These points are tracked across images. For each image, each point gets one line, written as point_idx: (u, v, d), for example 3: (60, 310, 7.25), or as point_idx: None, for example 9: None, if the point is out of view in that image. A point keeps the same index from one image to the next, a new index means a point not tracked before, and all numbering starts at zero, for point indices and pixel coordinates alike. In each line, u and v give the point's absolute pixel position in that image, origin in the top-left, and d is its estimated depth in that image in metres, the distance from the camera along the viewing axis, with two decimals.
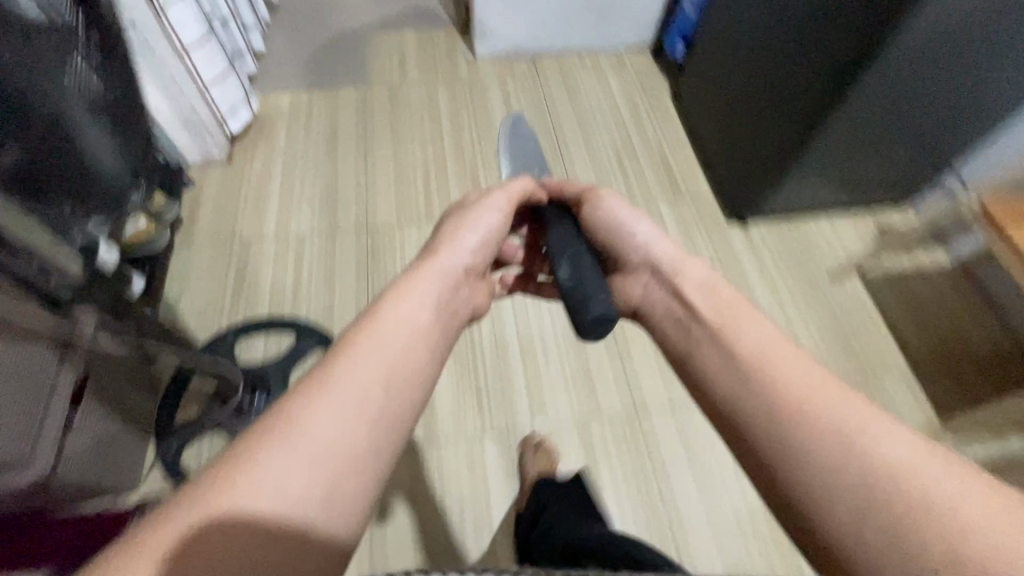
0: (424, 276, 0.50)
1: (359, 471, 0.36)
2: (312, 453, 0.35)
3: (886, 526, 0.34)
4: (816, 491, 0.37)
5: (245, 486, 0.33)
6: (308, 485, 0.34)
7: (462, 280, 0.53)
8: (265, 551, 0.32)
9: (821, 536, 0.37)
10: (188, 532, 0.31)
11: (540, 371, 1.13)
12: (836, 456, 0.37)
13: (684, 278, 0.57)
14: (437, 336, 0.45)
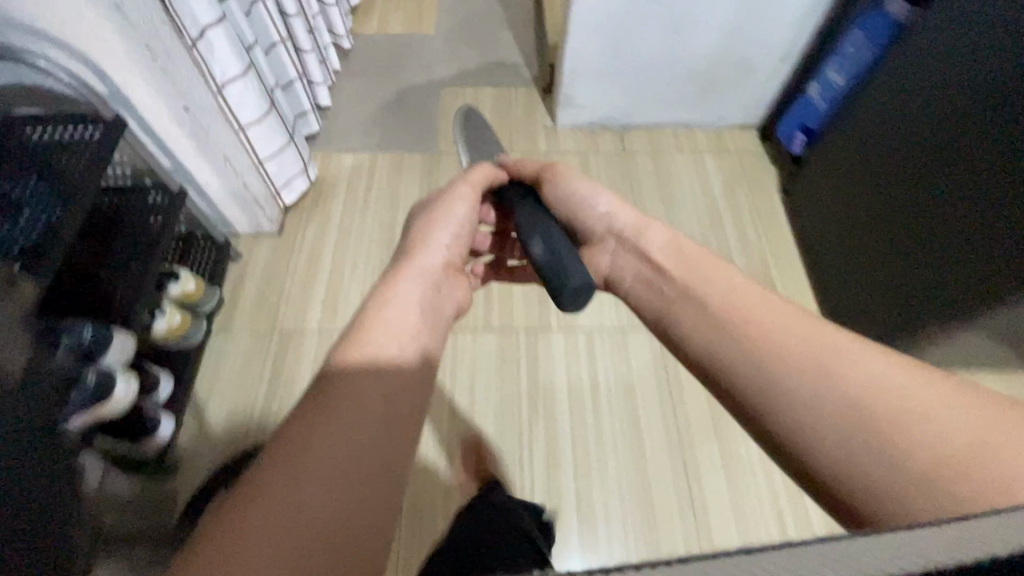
0: (404, 279, 0.57)
1: (372, 455, 0.42)
2: (330, 437, 0.42)
3: (876, 437, 0.41)
4: (801, 422, 0.45)
5: (286, 482, 0.39)
6: (337, 461, 0.41)
7: (442, 276, 0.62)
8: (319, 523, 0.38)
9: (821, 463, 0.43)
10: (246, 524, 0.37)
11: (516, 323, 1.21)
12: (786, 362, 0.47)
13: (647, 243, 0.66)
14: (425, 332, 0.54)
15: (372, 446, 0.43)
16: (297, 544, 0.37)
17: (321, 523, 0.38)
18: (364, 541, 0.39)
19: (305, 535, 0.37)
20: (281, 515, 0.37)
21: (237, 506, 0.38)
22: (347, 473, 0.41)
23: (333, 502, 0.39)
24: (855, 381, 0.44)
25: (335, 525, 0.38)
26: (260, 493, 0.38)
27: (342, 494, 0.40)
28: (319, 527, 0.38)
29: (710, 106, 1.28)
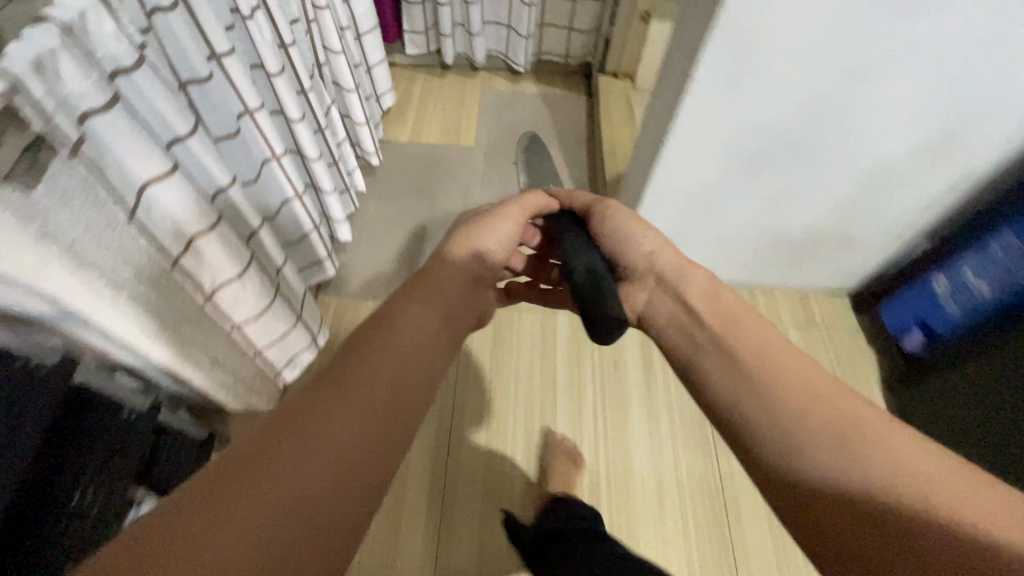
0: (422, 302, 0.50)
1: (373, 422, 0.40)
2: (347, 402, 0.40)
3: (879, 508, 0.38)
4: (811, 486, 0.41)
5: (272, 454, 0.36)
6: (341, 424, 0.39)
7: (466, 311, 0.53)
8: (308, 496, 0.36)
9: (805, 516, 0.41)
10: (247, 474, 0.35)
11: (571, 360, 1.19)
12: (817, 413, 0.43)
13: (689, 291, 0.55)
14: (420, 352, 0.46)
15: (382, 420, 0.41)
16: (261, 515, 0.34)
17: (306, 502, 0.35)
18: (338, 524, 0.36)
19: (270, 499, 0.35)
20: (271, 485, 0.35)
21: (236, 470, 0.35)
22: (348, 459, 0.38)
23: (324, 468, 0.37)
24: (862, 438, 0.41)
25: (315, 496, 0.36)
26: (241, 460, 0.36)
27: (349, 447, 0.38)
28: (307, 507, 0.35)
29: (800, 273, 1.26)
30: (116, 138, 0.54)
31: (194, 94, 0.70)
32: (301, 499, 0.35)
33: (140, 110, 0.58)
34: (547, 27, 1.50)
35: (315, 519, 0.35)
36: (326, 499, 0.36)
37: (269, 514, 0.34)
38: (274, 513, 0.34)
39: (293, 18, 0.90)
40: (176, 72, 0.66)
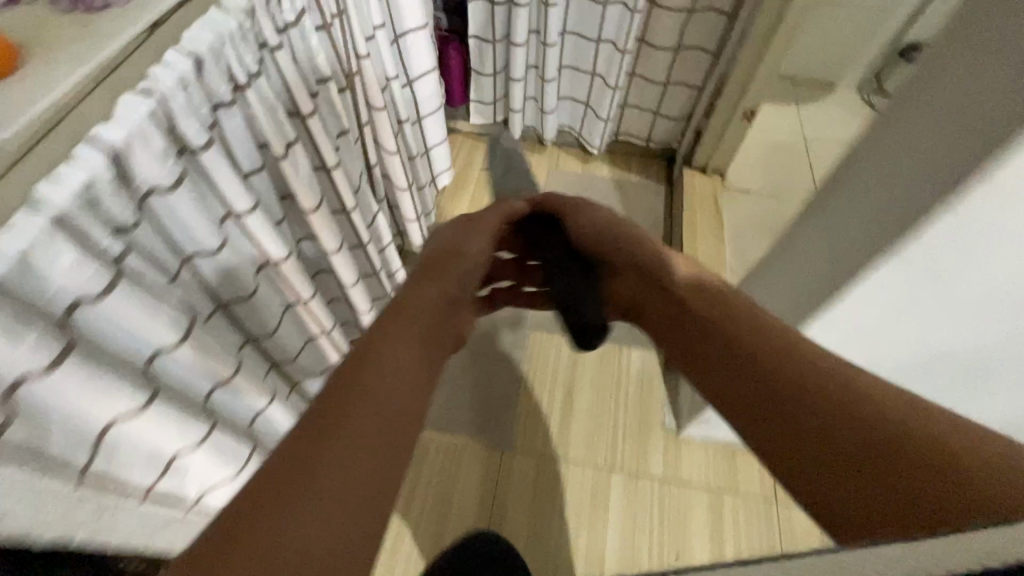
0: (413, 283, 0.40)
1: (402, 384, 0.32)
2: (363, 379, 0.31)
3: (839, 392, 0.31)
4: (749, 386, 0.35)
5: (289, 480, 0.26)
6: (367, 401, 0.30)
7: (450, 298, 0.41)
8: (366, 493, 0.27)
9: (760, 421, 0.34)
10: (269, 514, 0.25)
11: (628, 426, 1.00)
12: (740, 315, 0.38)
13: (671, 261, 0.44)
14: (415, 334, 0.36)
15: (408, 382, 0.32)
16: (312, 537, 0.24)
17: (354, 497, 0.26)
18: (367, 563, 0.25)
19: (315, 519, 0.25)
20: (315, 504, 0.25)
21: (220, 551, 0.24)
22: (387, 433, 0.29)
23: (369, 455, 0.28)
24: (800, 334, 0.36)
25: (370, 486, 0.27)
26: (260, 502, 0.25)
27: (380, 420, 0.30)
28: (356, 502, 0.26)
29: None
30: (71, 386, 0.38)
31: (200, 271, 0.51)
32: (351, 495, 0.26)
33: (100, 347, 0.41)
34: (626, 108, 1.22)
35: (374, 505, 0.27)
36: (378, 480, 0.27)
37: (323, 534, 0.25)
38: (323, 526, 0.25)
39: (340, 131, 0.72)
40: (174, 248, 0.48)
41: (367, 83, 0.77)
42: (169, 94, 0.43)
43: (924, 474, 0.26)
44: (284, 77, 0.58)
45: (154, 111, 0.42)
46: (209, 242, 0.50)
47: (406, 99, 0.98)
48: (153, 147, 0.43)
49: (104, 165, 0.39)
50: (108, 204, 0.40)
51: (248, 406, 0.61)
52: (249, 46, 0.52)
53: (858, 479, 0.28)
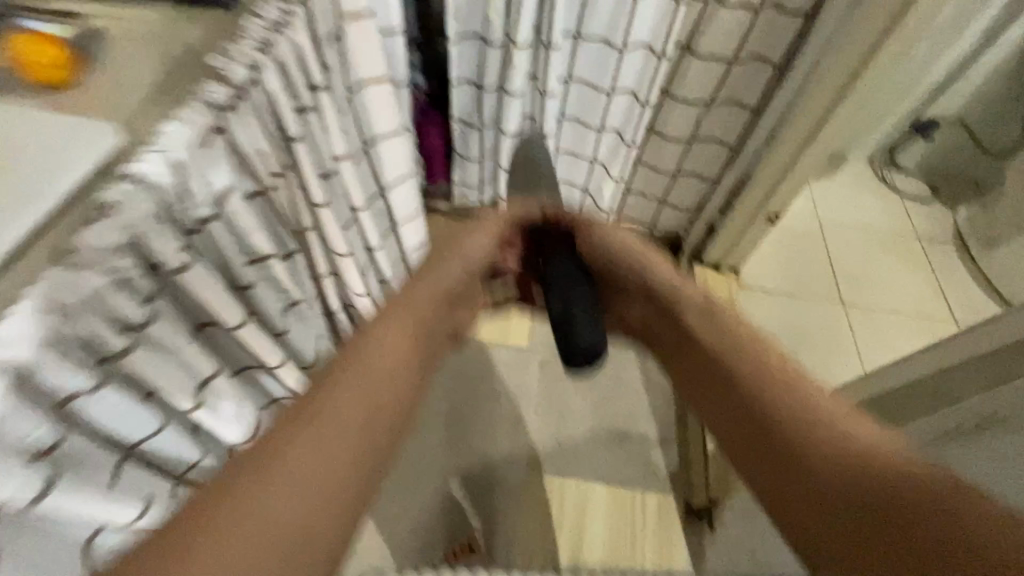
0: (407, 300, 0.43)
1: (364, 428, 0.37)
2: (326, 434, 0.36)
3: (826, 451, 0.36)
4: (746, 404, 0.40)
5: (253, 511, 0.33)
6: (329, 450, 0.35)
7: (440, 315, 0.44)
8: (307, 527, 0.33)
9: (740, 424, 0.40)
10: (227, 535, 0.32)
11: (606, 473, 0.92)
12: (754, 350, 0.41)
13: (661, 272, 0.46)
14: (388, 367, 0.39)
15: (370, 414, 0.37)
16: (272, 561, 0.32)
17: (303, 524, 0.33)
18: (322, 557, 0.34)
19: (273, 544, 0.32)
20: (255, 533, 0.32)
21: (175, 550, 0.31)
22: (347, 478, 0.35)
23: (315, 497, 0.34)
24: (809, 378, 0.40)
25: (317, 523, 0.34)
26: (214, 528, 0.32)
27: (338, 471, 0.35)
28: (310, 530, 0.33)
29: None
30: None
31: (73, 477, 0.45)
32: (305, 526, 0.33)
33: None
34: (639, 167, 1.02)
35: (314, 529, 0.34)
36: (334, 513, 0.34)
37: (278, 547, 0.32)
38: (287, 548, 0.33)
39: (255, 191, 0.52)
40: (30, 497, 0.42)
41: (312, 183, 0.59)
42: (108, 257, 0.41)
43: (877, 532, 0.33)
44: (223, 244, 0.52)
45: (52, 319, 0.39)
46: (133, 363, 0.46)
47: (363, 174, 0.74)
48: (126, 288, 0.44)
49: (53, 325, 0.39)
50: (58, 368, 0.41)
51: None
52: (173, 220, 0.46)
53: (834, 518, 0.35)
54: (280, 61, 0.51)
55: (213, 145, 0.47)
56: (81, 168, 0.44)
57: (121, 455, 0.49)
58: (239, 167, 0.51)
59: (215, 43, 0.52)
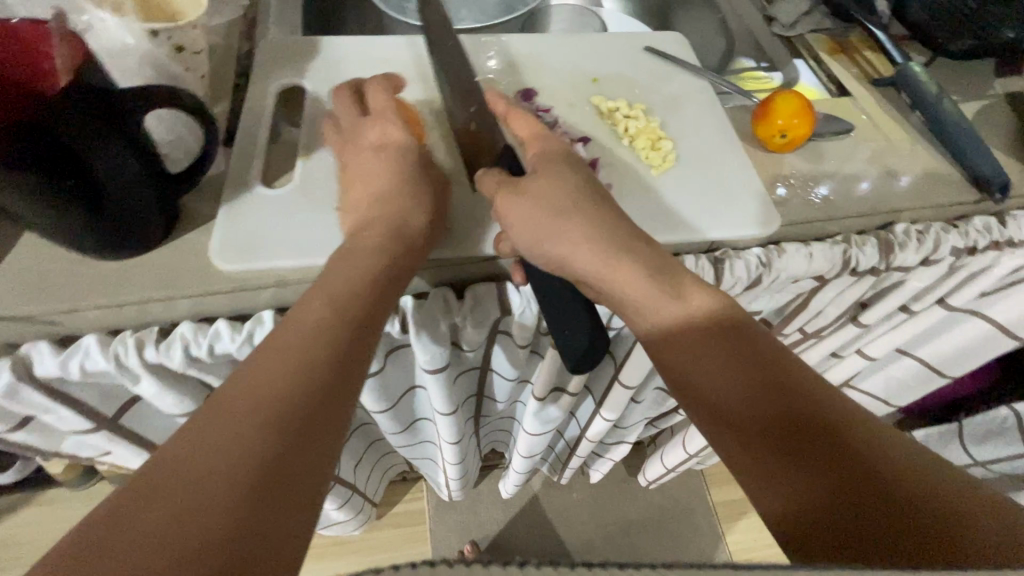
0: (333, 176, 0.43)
1: (316, 339, 0.34)
2: (254, 374, 0.32)
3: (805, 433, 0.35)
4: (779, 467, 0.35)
5: (165, 486, 0.26)
6: (262, 384, 0.31)
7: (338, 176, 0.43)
8: (244, 478, 0.27)
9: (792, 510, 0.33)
10: (137, 513, 0.25)
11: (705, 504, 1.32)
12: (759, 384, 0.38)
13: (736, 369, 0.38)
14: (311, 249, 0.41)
15: (315, 333, 0.35)
16: (202, 545, 0.24)
17: (261, 467, 0.28)
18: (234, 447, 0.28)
19: (196, 523, 0.25)
20: (180, 513, 0.25)
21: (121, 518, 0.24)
22: (284, 416, 0.30)
23: (265, 445, 0.29)
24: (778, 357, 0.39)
25: (270, 471, 0.28)
26: (121, 510, 0.25)
27: (284, 405, 0.31)
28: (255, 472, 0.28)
29: None
30: (379, 387, 0.57)
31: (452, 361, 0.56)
32: (242, 490, 0.27)
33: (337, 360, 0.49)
34: None
35: (268, 499, 0.27)
36: (292, 463, 0.29)
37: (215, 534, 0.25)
38: (242, 519, 0.26)
39: (850, 266, 0.52)
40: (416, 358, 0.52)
41: (907, 283, 0.56)
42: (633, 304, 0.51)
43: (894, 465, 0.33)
44: None
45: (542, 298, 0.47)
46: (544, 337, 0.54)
47: (879, 328, 0.68)
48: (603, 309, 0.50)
49: (537, 310, 0.48)
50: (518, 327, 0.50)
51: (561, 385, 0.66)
52: None
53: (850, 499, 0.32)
54: (973, 248, 0.54)
55: (820, 258, 0.50)
56: (721, 223, 0.49)
57: (482, 368, 0.64)
58: (814, 280, 0.53)
59: (896, 193, 0.52)
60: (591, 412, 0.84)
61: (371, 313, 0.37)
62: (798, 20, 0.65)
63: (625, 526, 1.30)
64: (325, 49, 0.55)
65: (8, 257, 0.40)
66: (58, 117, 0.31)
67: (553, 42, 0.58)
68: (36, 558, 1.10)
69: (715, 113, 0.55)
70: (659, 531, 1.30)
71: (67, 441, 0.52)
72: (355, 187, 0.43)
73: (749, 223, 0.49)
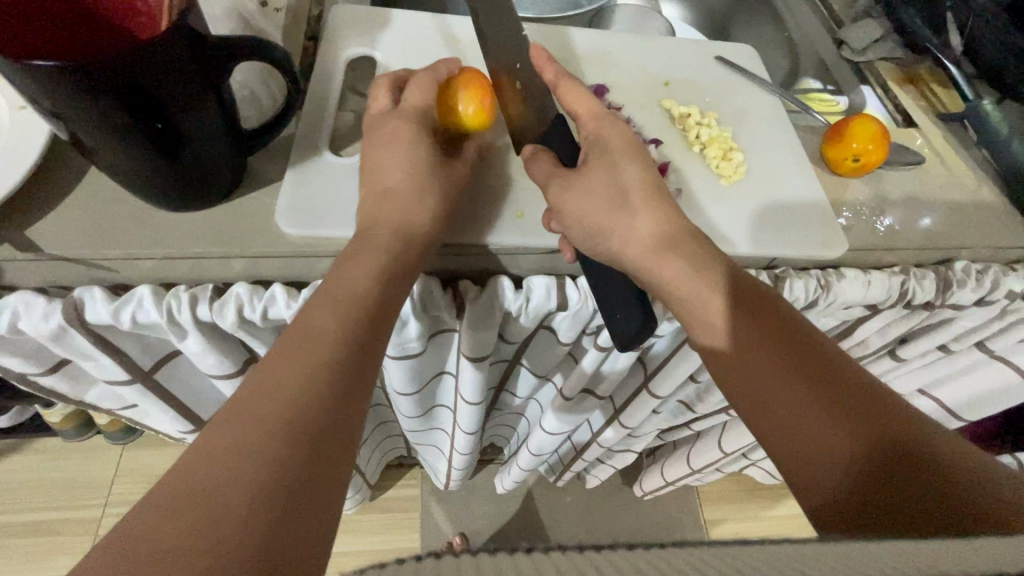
0: (405, 151, 0.42)
1: (328, 337, 0.34)
2: (266, 374, 0.31)
3: (830, 408, 0.36)
4: (807, 442, 0.36)
5: (183, 491, 0.25)
6: (277, 386, 0.31)
7: (412, 152, 0.42)
8: (266, 482, 0.27)
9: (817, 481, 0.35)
10: (159, 522, 0.24)
11: (697, 523, 1.32)
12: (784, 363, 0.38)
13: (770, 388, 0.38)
14: (375, 223, 0.40)
15: (328, 332, 0.34)
16: (228, 546, 0.24)
17: (283, 472, 0.27)
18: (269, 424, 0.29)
19: (224, 528, 0.24)
20: (206, 521, 0.24)
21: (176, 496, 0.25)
22: (298, 417, 0.30)
23: (283, 449, 0.28)
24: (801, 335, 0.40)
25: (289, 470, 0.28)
26: (174, 492, 0.25)
27: (299, 409, 0.30)
28: (276, 477, 0.27)
29: None
30: (414, 370, 0.56)
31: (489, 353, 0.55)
32: (264, 493, 0.26)
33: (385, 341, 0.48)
34: None
35: (290, 502, 0.27)
36: (310, 462, 0.29)
37: (243, 541, 0.24)
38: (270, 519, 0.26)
39: (907, 298, 0.51)
40: (458, 345, 0.51)
41: (956, 322, 0.55)
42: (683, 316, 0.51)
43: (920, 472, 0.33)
44: None
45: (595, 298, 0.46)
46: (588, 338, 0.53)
47: (914, 363, 0.68)
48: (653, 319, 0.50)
49: (588, 310, 0.47)
50: (567, 327, 0.50)
51: (590, 386, 0.65)
52: None
53: (871, 466, 0.34)
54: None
55: (876, 286, 0.49)
56: (787, 244, 0.48)
57: (514, 362, 0.63)
58: (866, 306, 0.52)
59: (958, 230, 0.52)
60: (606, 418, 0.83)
61: (378, 312, 0.37)
62: (868, 46, 0.64)
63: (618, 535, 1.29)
64: (396, 21, 0.54)
65: (72, 193, 0.39)
66: (155, 64, 0.30)
67: (627, 40, 0.57)
68: (26, 505, 1.08)
69: (785, 130, 0.54)
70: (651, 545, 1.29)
71: (95, 389, 0.51)
72: (429, 164, 0.42)
73: (816, 245, 0.48)
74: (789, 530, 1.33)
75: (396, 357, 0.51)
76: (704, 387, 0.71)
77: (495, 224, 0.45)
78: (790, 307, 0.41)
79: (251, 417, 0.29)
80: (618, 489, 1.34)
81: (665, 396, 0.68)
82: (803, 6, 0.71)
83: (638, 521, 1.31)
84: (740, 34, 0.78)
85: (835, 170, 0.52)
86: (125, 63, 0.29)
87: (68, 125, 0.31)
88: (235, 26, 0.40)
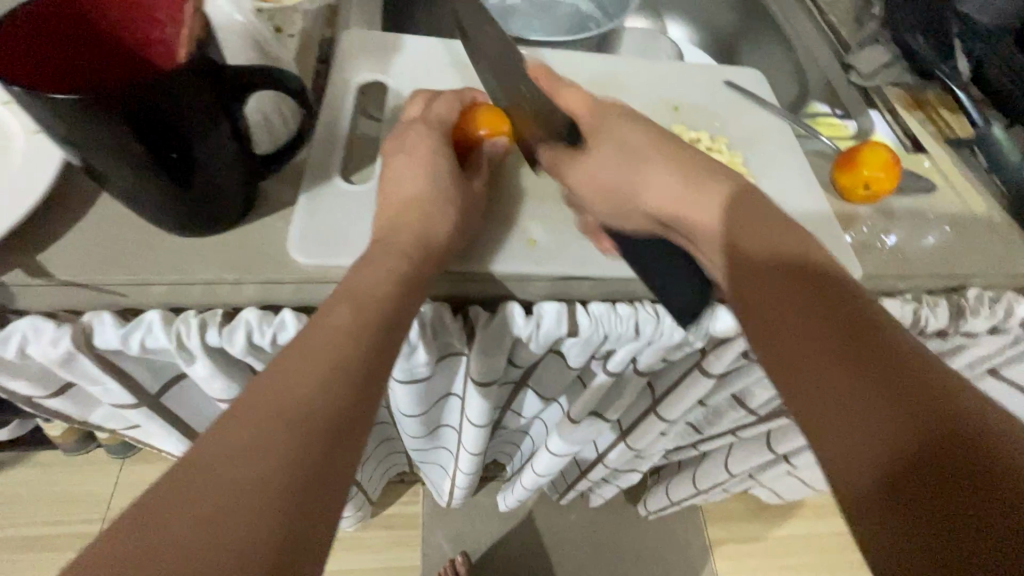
0: (418, 174, 0.42)
1: (340, 346, 0.33)
2: (277, 379, 0.30)
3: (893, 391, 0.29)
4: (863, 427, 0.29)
5: (178, 497, 0.25)
6: (280, 390, 0.30)
7: (426, 174, 0.42)
8: (260, 495, 0.26)
9: (871, 479, 0.28)
10: (153, 528, 0.24)
11: (702, 545, 1.30)
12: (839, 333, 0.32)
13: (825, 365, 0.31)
14: (386, 249, 0.39)
15: (340, 338, 0.33)
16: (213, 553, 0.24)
17: (284, 480, 0.27)
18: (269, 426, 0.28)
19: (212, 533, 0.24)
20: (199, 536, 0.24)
21: (171, 498, 0.25)
22: (298, 429, 0.29)
23: (278, 459, 0.27)
24: (860, 304, 0.33)
25: (279, 476, 0.27)
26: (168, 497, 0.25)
27: (310, 420, 0.29)
28: (274, 487, 0.26)
29: None
30: (424, 391, 0.56)
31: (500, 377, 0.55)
32: (251, 497, 0.26)
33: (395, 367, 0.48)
34: None
35: (291, 512, 0.26)
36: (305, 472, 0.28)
37: (238, 556, 0.24)
38: (253, 522, 0.25)
39: (921, 325, 0.50)
40: (469, 368, 0.51)
41: (972, 348, 0.54)
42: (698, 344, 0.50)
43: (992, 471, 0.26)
44: None
45: (604, 324, 0.46)
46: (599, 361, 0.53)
47: None
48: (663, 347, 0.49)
49: (598, 336, 0.47)
50: (579, 352, 0.49)
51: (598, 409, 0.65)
52: None
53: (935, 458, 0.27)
54: None
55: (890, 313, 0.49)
56: None
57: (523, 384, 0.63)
58: None
59: (971, 256, 0.51)
60: (612, 440, 0.83)
61: (389, 326, 0.36)
62: (876, 71, 0.65)
63: (623, 557, 1.27)
64: (406, 46, 0.54)
65: (85, 221, 0.39)
66: (170, 99, 0.30)
67: (639, 64, 0.58)
68: (22, 519, 1.07)
69: (794, 155, 0.54)
70: (656, 566, 1.27)
71: (99, 410, 0.51)
72: (441, 187, 0.42)
73: None
74: (798, 554, 1.31)
75: (404, 381, 0.51)
76: (712, 410, 0.71)
77: (506, 250, 0.45)
78: (853, 282, 0.35)
79: (254, 423, 0.28)
80: (623, 510, 1.32)
81: (672, 420, 0.67)
82: (811, 30, 0.72)
83: (643, 543, 1.29)
84: (749, 56, 0.78)
85: (845, 197, 0.52)
86: (142, 96, 0.29)
87: (84, 155, 0.32)
88: (252, 54, 0.41)
